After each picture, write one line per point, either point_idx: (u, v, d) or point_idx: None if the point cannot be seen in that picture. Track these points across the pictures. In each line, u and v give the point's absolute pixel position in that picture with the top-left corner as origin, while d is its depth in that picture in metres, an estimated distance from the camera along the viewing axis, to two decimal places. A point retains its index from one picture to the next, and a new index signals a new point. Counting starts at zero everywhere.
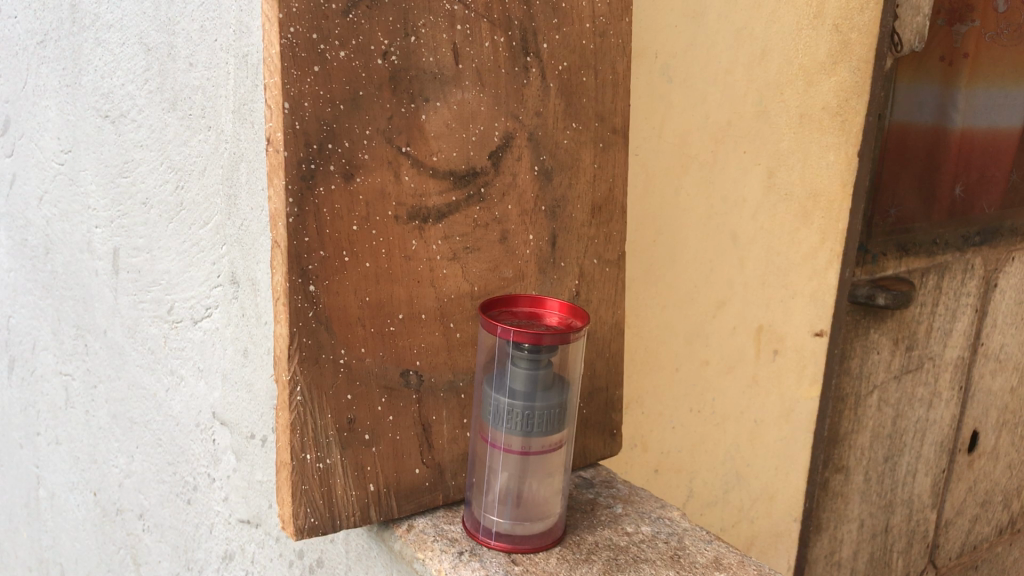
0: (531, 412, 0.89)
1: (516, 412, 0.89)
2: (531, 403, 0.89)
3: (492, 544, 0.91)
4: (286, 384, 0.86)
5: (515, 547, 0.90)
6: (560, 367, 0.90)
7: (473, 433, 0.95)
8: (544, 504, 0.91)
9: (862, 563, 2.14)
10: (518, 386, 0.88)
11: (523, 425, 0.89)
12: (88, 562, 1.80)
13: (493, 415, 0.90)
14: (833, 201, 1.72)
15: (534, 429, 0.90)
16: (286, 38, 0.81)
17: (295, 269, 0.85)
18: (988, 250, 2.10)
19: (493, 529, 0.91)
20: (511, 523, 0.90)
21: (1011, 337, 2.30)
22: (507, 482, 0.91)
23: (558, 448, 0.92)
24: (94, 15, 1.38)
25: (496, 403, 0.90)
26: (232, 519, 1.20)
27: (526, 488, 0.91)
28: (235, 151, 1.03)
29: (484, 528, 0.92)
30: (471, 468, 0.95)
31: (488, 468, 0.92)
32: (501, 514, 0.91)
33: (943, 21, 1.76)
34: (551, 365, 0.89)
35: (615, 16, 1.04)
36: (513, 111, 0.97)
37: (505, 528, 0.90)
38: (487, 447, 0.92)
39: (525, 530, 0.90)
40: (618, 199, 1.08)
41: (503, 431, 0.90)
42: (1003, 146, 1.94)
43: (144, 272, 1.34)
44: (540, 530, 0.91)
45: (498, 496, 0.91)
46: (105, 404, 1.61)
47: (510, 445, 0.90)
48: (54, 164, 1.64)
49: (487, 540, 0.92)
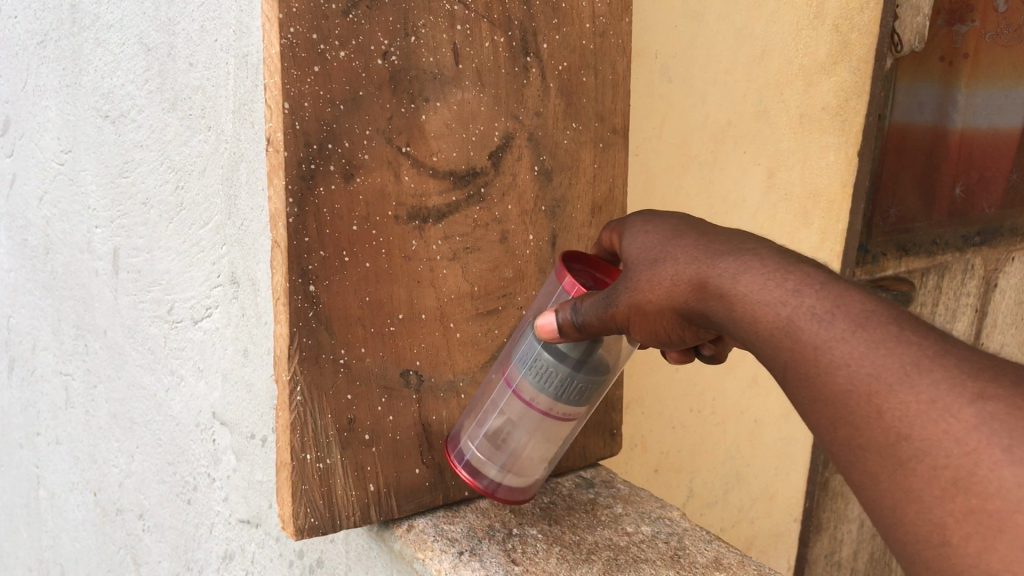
0: (569, 381, 0.86)
1: (554, 376, 0.86)
2: (574, 373, 0.86)
3: (461, 472, 0.93)
4: (286, 384, 0.86)
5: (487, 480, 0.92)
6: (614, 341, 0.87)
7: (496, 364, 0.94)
8: (531, 459, 0.92)
9: (862, 562, 2.15)
10: (563, 349, 0.85)
11: (550, 390, 0.87)
12: (88, 562, 1.80)
13: (531, 365, 0.87)
14: (833, 200, 1.74)
15: (560, 398, 0.87)
16: (286, 38, 0.80)
17: (295, 269, 0.84)
18: (988, 250, 2.08)
19: (471, 461, 0.92)
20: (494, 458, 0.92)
21: (1011, 338, 2.29)
22: (506, 431, 0.90)
23: (572, 421, 0.91)
24: (94, 14, 1.38)
25: (540, 354, 0.86)
26: (232, 519, 1.20)
27: (519, 441, 0.90)
28: (235, 151, 1.03)
29: (463, 457, 0.93)
30: (479, 393, 0.93)
31: (498, 410, 0.90)
32: (488, 450, 0.91)
33: (943, 21, 1.75)
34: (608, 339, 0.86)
35: (615, 16, 1.04)
36: (513, 111, 0.97)
37: (485, 468, 0.92)
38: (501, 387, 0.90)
39: (504, 480, 0.92)
40: (618, 199, 1.08)
41: (532, 383, 0.87)
42: (1005, 148, 1.92)
43: (144, 272, 1.34)
44: (517, 486, 0.93)
45: (491, 431, 0.91)
46: (105, 403, 1.61)
47: (533, 401, 0.87)
48: (54, 164, 1.64)
49: (461, 463, 0.93)
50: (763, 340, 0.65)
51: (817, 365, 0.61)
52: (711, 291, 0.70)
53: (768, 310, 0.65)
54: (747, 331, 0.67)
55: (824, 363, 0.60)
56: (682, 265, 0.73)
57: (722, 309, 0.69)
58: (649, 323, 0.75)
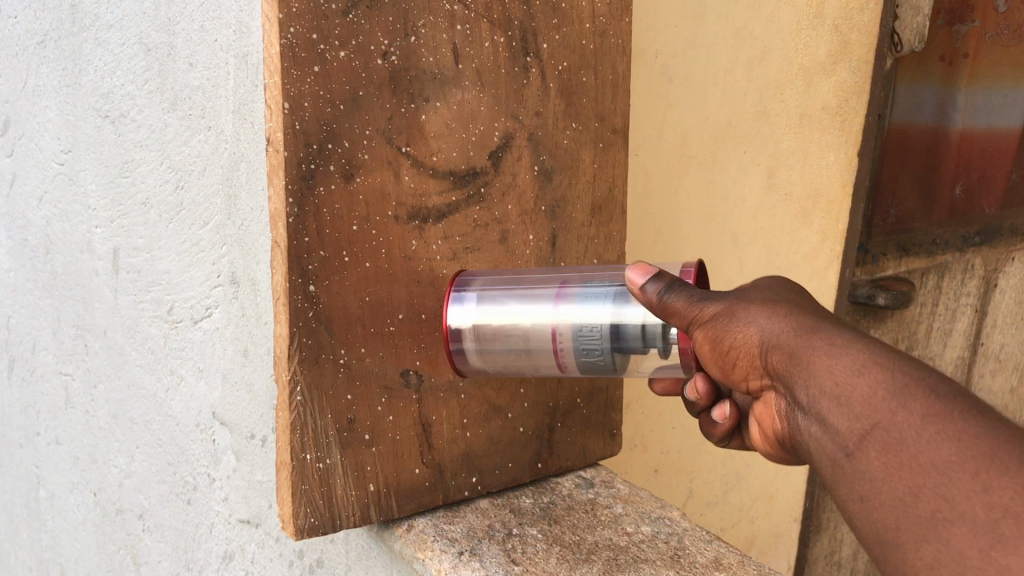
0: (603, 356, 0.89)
1: (597, 339, 0.87)
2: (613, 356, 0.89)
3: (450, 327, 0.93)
4: (286, 384, 0.86)
5: (455, 348, 0.94)
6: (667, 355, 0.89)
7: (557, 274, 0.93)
8: (502, 365, 0.94)
9: (862, 562, 2.15)
10: (628, 329, 0.87)
11: (580, 342, 0.88)
12: (88, 562, 1.80)
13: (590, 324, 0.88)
14: (832, 200, 1.72)
15: (578, 355, 0.89)
16: (286, 38, 0.80)
17: (295, 269, 0.84)
18: (988, 250, 2.08)
19: (465, 328, 0.92)
20: (477, 341, 0.93)
21: (1011, 337, 2.28)
22: (508, 330, 0.91)
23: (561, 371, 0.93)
24: (94, 14, 1.38)
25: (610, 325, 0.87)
26: (232, 519, 1.20)
27: (507, 346, 0.92)
28: (235, 151, 1.03)
29: (463, 319, 0.92)
30: (522, 286, 0.92)
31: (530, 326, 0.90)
32: (478, 330, 0.92)
33: (943, 20, 1.76)
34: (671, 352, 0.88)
35: (615, 16, 1.05)
36: (513, 111, 0.97)
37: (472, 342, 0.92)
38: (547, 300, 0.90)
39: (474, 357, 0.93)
40: (618, 198, 1.10)
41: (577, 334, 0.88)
42: (1004, 148, 1.93)
43: (144, 272, 1.34)
44: (473, 365, 0.95)
45: (496, 316, 0.91)
46: (106, 404, 1.61)
47: (563, 345, 0.89)
48: (54, 165, 1.64)
49: (447, 311, 0.93)
50: (834, 392, 0.65)
51: (885, 411, 0.61)
52: (805, 336, 0.70)
53: (865, 402, 0.62)
54: (817, 379, 0.66)
55: (899, 412, 0.60)
56: (792, 311, 0.74)
57: (809, 356, 0.68)
58: (722, 341, 0.75)
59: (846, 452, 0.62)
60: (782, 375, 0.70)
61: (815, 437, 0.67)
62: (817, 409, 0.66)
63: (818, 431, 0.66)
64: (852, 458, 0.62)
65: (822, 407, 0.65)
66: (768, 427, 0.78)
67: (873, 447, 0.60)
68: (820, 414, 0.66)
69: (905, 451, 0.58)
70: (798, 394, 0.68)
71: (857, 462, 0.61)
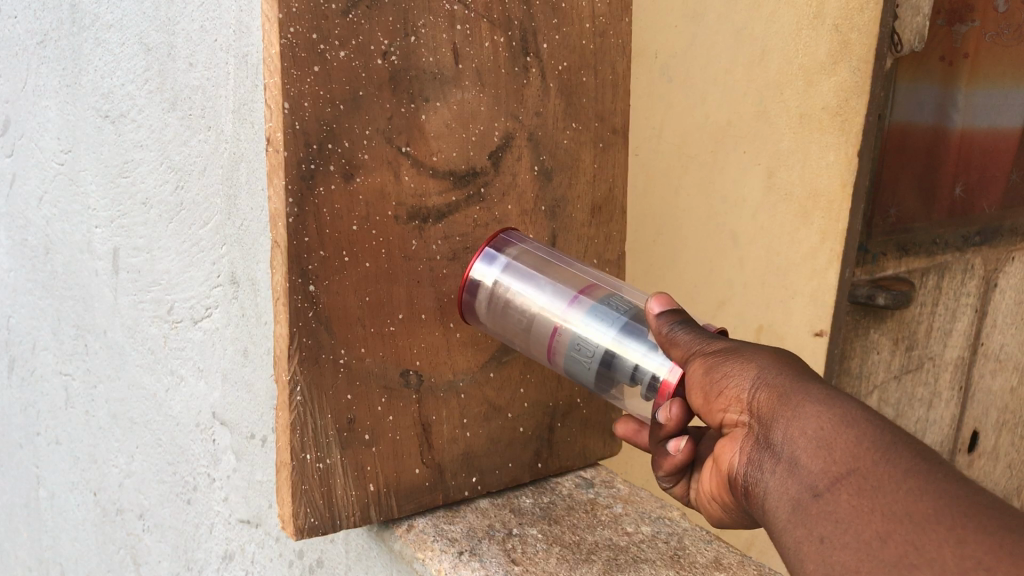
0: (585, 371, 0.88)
1: (591, 345, 0.87)
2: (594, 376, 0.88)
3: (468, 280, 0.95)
4: (286, 384, 0.86)
5: (465, 303, 0.96)
6: (641, 399, 0.86)
7: (592, 278, 0.94)
8: (502, 336, 0.96)
9: None
10: (620, 363, 0.85)
11: (575, 340, 0.88)
12: (88, 562, 1.80)
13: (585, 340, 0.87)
14: (833, 200, 1.64)
15: (567, 353, 0.89)
16: (286, 38, 0.80)
17: (295, 269, 0.84)
18: (988, 250, 2.07)
19: (479, 289, 0.95)
20: (488, 307, 0.95)
21: (1011, 337, 2.28)
22: (517, 305, 0.92)
23: (550, 363, 0.93)
24: (94, 14, 1.38)
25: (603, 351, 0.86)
26: (232, 519, 1.20)
27: (509, 319, 0.93)
28: (235, 151, 1.03)
29: (482, 280, 0.95)
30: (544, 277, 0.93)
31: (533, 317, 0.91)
32: (492, 296, 0.94)
33: (943, 21, 1.76)
34: (643, 395, 0.85)
35: (615, 16, 1.05)
36: (513, 111, 0.97)
37: (482, 303, 0.95)
38: (567, 293, 0.91)
39: (479, 318, 0.96)
40: (618, 199, 1.09)
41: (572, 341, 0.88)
42: (1004, 148, 1.93)
43: (144, 272, 1.34)
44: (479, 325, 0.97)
45: (513, 288, 0.93)
46: (105, 404, 1.61)
47: (556, 344, 0.90)
48: (54, 165, 1.64)
49: (473, 266, 0.95)
50: (814, 433, 0.61)
51: (865, 461, 0.57)
52: (799, 381, 0.65)
53: (845, 447, 0.58)
54: (799, 421, 0.62)
55: (881, 463, 0.56)
56: (796, 361, 0.69)
57: (795, 396, 0.64)
58: (713, 373, 0.71)
59: (812, 493, 0.59)
60: (760, 415, 0.66)
61: (777, 480, 0.63)
62: (791, 450, 0.62)
63: (783, 472, 0.62)
64: (818, 500, 0.58)
65: (796, 449, 0.61)
66: (722, 480, 0.73)
67: (845, 491, 0.57)
68: (793, 456, 0.62)
69: (875, 499, 0.55)
70: (774, 433, 0.64)
71: (824, 503, 0.58)
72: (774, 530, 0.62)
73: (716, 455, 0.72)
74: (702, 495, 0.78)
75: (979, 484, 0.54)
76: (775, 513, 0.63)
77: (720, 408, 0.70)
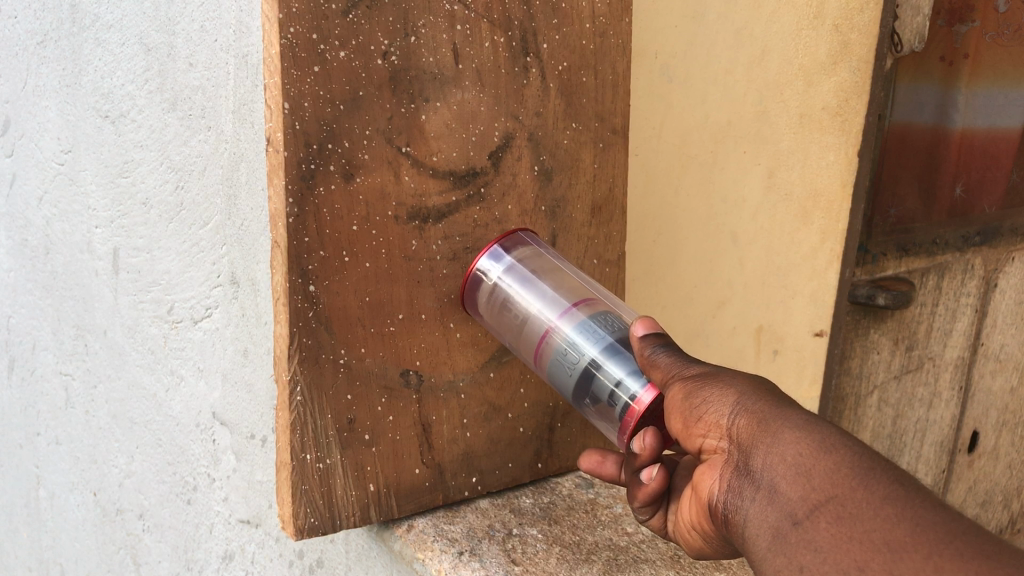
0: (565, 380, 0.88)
1: (576, 354, 0.86)
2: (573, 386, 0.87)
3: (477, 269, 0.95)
4: (286, 385, 0.86)
5: (467, 294, 0.96)
6: (612, 423, 0.85)
7: (596, 294, 0.93)
8: (498, 333, 0.96)
9: None
10: (600, 378, 0.84)
11: (563, 346, 0.87)
12: (88, 562, 1.81)
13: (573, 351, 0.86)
14: (833, 201, 1.64)
15: (553, 358, 0.88)
16: (286, 38, 0.80)
17: (295, 269, 0.84)
18: (988, 250, 2.07)
19: (486, 280, 0.95)
20: (488, 302, 0.95)
21: (1011, 338, 2.28)
22: (515, 303, 0.92)
23: (537, 368, 0.93)
24: (94, 14, 1.38)
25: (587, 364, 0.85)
26: (232, 519, 1.20)
27: (505, 317, 0.93)
28: (235, 151, 1.03)
29: (490, 272, 0.95)
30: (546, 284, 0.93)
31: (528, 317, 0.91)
32: (493, 292, 0.94)
33: (943, 21, 1.75)
34: (614, 419, 0.84)
35: (615, 16, 1.05)
36: (513, 111, 0.97)
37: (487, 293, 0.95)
38: (566, 301, 0.91)
39: (482, 309, 0.96)
40: (618, 199, 1.09)
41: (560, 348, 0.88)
42: (1004, 148, 1.92)
43: (144, 272, 1.34)
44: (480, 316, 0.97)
45: (512, 287, 0.93)
46: (105, 404, 1.61)
47: (544, 347, 0.89)
48: (54, 165, 1.64)
49: (480, 258, 0.95)
50: (792, 460, 0.61)
51: (843, 488, 0.57)
52: (777, 407, 0.65)
53: (823, 473, 0.58)
54: (776, 448, 0.62)
55: (859, 490, 0.56)
56: (774, 387, 0.70)
57: (772, 422, 0.64)
58: (691, 399, 0.71)
59: (792, 521, 0.59)
60: (737, 441, 0.66)
61: (756, 508, 0.63)
62: (770, 477, 0.62)
63: (762, 500, 0.62)
64: (797, 528, 0.58)
65: (776, 476, 0.61)
66: (699, 509, 0.73)
67: (824, 518, 0.57)
68: (771, 483, 0.62)
69: (853, 526, 0.55)
70: (752, 459, 0.64)
71: (804, 531, 0.58)
72: (754, 557, 0.62)
73: (695, 482, 0.72)
74: (681, 524, 0.78)
75: (958, 510, 0.53)
76: (754, 541, 0.62)
77: (699, 434, 0.70)
